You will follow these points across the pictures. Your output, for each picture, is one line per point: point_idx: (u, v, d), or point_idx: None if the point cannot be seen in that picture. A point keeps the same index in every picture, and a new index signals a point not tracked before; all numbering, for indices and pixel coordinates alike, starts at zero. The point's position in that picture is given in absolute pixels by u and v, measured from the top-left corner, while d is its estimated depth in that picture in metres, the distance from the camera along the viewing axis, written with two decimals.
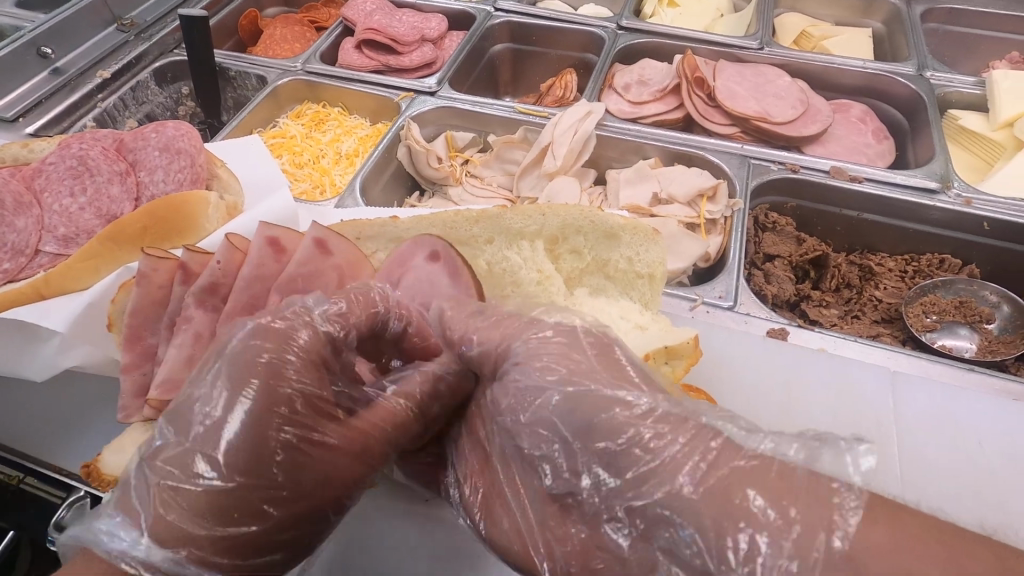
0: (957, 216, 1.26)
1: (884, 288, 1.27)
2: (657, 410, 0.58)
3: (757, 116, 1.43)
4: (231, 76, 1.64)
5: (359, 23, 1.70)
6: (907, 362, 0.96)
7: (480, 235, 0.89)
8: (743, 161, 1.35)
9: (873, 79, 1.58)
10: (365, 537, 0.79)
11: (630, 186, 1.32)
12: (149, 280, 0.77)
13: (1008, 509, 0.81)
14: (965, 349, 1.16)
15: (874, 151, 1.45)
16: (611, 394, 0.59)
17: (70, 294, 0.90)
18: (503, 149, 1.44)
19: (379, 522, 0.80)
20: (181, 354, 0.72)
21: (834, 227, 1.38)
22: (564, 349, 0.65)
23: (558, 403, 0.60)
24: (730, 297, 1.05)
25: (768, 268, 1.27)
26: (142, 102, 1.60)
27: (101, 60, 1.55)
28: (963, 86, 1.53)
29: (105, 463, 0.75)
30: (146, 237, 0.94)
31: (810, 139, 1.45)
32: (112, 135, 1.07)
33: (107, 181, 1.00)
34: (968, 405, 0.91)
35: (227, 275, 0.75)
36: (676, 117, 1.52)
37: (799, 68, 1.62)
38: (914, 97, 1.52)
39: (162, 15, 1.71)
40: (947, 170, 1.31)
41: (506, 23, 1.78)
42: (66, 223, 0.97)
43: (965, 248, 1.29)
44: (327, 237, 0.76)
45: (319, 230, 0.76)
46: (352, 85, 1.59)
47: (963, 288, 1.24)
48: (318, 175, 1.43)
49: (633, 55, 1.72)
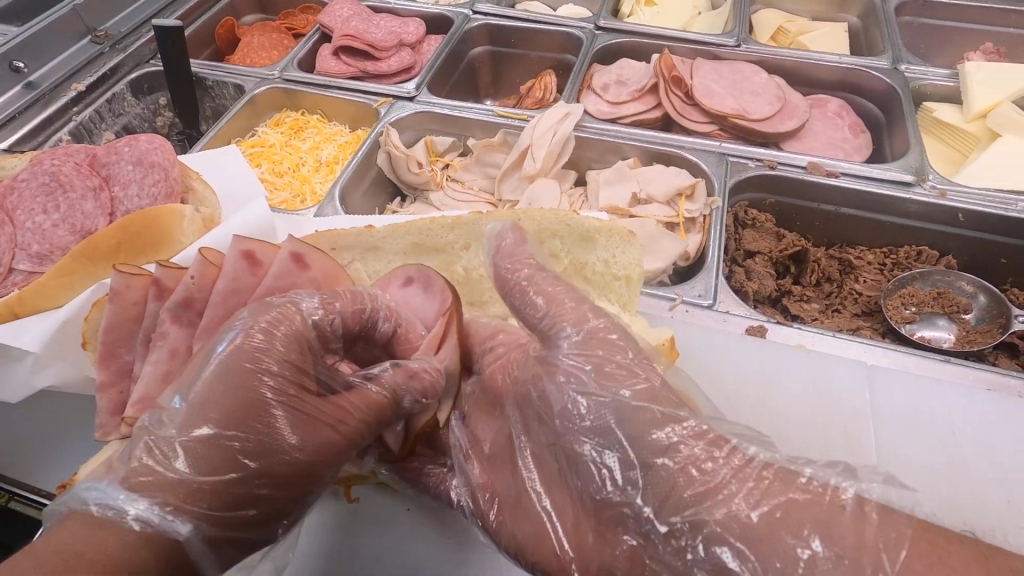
0: (933, 209, 1.28)
1: (863, 281, 1.28)
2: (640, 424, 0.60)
3: (735, 113, 1.43)
4: (209, 86, 1.63)
5: (336, 30, 1.69)
6: (884, 354, 0.97)
7: (456, 242, 0.89)
8: (721, 158, 1.36)
9: (849, 74, 1.59)
10: (372, 542, 0.81)
11: (609, 187, 1.33)
12: (121, 297, 0.77)
13: (982, 500, 0.83)
14: (944, 340, 1.17)
15: (851, 145, 1.46)
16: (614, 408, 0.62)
17: (44, 312, 0.89)
18: (482, 153, 1.45)
19: (383, 525, 0.82)
20: (158, 371, 0.72)
21: (813, 222, 1.39)
22: (553, 373, 0.66)
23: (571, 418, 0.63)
24: (709, 295, 1.06)
25: (748, 265, 1.27)
26: (118, 114, 1.59)
27: (75, 73, 1.53)
28: (937, 78, 1.55)
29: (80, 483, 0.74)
30: (121, 253, 0.94)
31: (788, 135, 1.46)
32: (85, 150, 1.07)
33: (81, 197, 0.99)
34: (937, 393, 0.92)
35: (202, 290, 0.74)
36: (655, 117, 1.52)
37: (776, 64, 1.63)
38: (889, 91, 1.54)
39: (136, 25, 1.69)
40: (923, 163, 1.33)
41: (484, 26, 1.79)
42: (40, 240, 0.96)
43: (943, 240, 1.31)
44: (304, 251, 0.76)
45: (295, 243, 0.76)
46: (330, 92, 1.58)
47: (939, 279, 1.25)
48: (298, 184, 1.43)
49: (611, 55, 1.73)
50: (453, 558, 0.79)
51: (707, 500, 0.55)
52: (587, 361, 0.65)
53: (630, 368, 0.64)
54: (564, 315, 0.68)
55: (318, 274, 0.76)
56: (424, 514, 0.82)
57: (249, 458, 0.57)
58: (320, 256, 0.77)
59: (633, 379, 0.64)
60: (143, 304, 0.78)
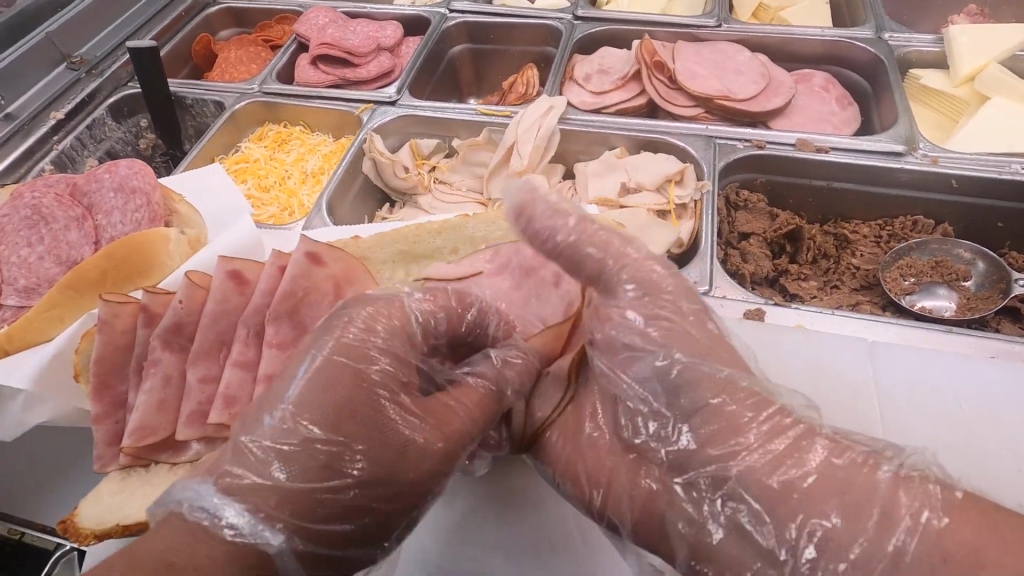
0: (926, 176, 1.26)
1: (860, 255, 1.28)
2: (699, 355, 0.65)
3: (720, 95, 1.42)
4: (189, 104, 1.61)
5: (313, 38, 1.67)
6: (884, 330, 0.96)
7: (444, 246, 0.90)
8: (708, 141, 1.34)
9: (833, 46, 1.57)
10: (450, 551, 0.81)
11: (598, 178, 1.30)
12: (111, 327, 0.78)
13: (988, 469, 0.82)
14: (944, 309, 1.17)
15: (839, 118, 1.44)
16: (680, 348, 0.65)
17: (34, 347, 0.88)
18: (468, 153, 1.44)
19: (460, 531, 0.82)
20: (154, 397, 0.76)
21: (805, 199, 1.37)
22: (611, 302, 0.71)
23: (666, 357, 0.65)
24: (706, 282, 1.05)
25: (743, 247, 1.27)
26: (100, 139, 1.58)
27: (52, 101, 1.52)
28: (922, 44, 1.53)
29: (83, 517, 0.77)
30: (108, 280, 0.93)
31: (775, 113, 1.45)
32: (66, 179, 1.06)
33: (64, 228, 0.98)
34: (940, 364, 0.91)
35: (191, 314, 0.79)
36: (641, 104, 1.50)
37: (758, 41, 1.61)
38: (873, 61, 1.52)
39: (112, 48, 1.67)
40: (912, 131, 1.31)
41: (462, 24, 1.76)
42: (26, 274, 0.95)
43: (938, 208, 1.29)
44: (320, 251, 0.81)
45: (309, 245, 0.81)
46: (311, 102, 1.56)
47: (936, 248, 1.24)
48: (285, 198, 1.42)
49: (592, 44, 1.71)
50: (532, 551, 0.80)
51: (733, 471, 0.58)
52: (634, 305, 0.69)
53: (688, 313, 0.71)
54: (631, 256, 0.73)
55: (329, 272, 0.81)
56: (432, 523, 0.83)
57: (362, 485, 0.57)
58: (333, 249, 0.83)
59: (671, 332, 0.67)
60: (133, 331, 0.80)
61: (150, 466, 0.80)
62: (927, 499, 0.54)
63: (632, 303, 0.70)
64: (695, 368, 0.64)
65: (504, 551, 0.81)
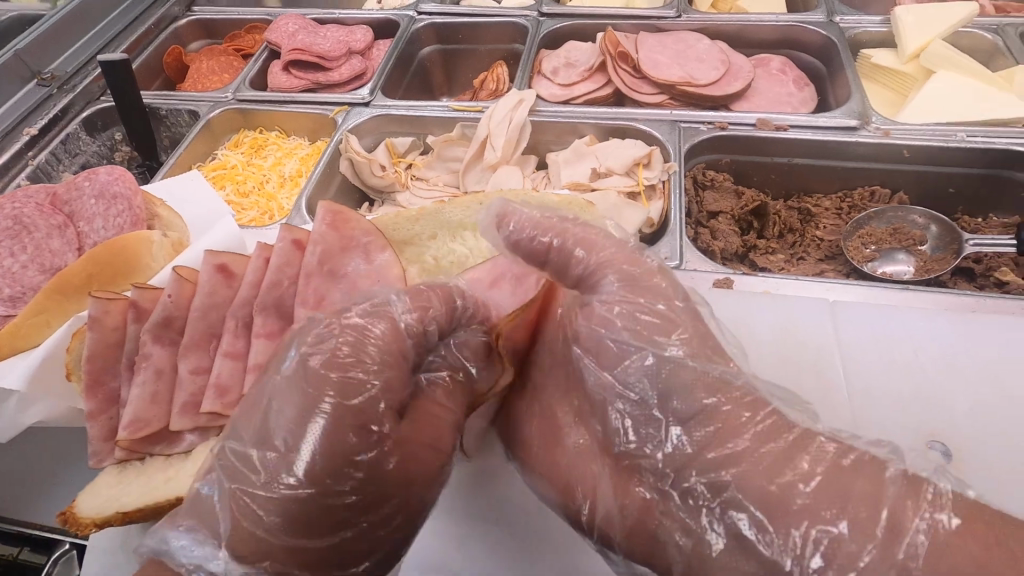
0: (879, 148, 1.33)
1: (824, 227, 1.34)
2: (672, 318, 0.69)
3: (683, 81, 1.47)
4: (163, 115, 1.62)
5: (284, 45, 1.69)
6: (844, 291, 1.01)
7: (422, 233, 0.93)
8: (673, 125, 1.39)
9: (788, 31, 1.63)
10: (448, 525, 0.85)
11: (570, 166, 1.34)
12: (100, 324, 0.80)
13: (944, 410, 0.87)
14: (904, 272, 1.24)
15: (797, 99, 1.51)
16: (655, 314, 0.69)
17: (25, 351, 0.89)
18: (443, 149, 1.47)
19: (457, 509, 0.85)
20: (147, 391, 0.78)
21: (769, 177, 1.43)
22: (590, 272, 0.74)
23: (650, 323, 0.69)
24: (676, 257, 1.10)
25: (713, 225, 1.33)
26: (75, 153, 1.59)
27: (24, 116, 1.52)
28: (870, 25, 1.61)
29: (82, 508, 0.78)
30: (93, 284, 0.94)
31: (736, 96, 1.51)
32: (45, 190, 1.07)
33: (46, 235, 1.00)
34: (898, 319, 0.97)
35: (180, 308, 0.82)
36: (607, 93, 1.54)
37: (717, 29, 1.67)
38: (826, 43, 1.59)
39: (82, 62, 1.67)
40: (865, 107, 1.38)
41: (430, 26, 1.80)
42: (10, 283, 0.96)
43: (892, 178, 1.36)
44: (304, 240, 0.86)
45: (294, 233, 0.86)
46: (286, 106, 1.58)
47: (892, 216, 1.31)
48: (265, 202, 1.45)
49: (558, 40, 1.76)
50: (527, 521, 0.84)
51: (738, 468, 0.62)
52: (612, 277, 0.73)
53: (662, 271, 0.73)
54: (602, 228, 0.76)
55: (311, 260, 0.83)
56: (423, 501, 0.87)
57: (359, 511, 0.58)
58: (315, 235, 0.86)
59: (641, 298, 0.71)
60: (122, 329, 0.82)
61: (146, 458, 0.82)
62: (913, 496, 0.58)
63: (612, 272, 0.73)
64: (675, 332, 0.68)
65: (490, 537, 0.84)
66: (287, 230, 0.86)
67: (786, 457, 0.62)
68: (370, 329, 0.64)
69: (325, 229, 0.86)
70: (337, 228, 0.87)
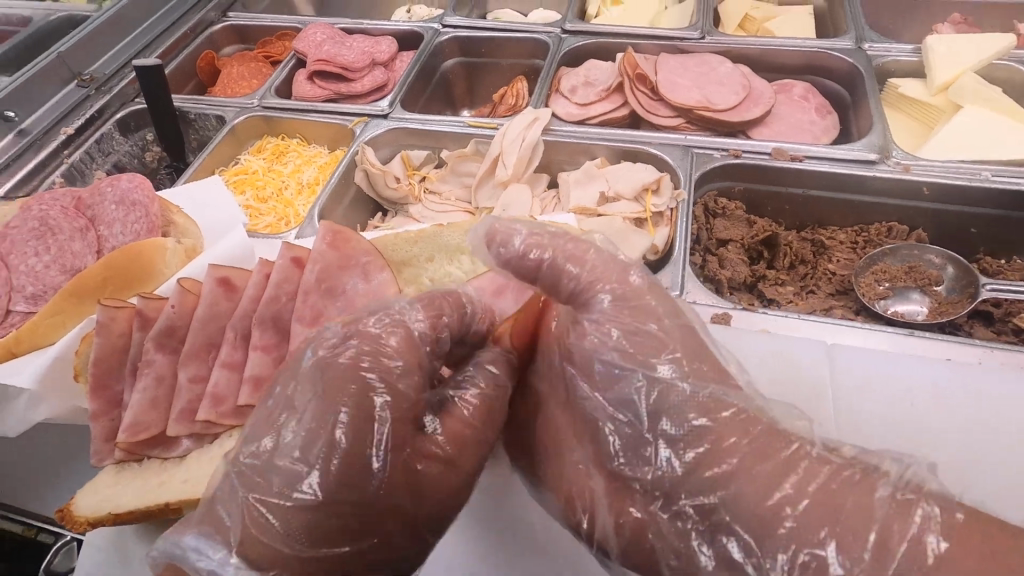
0: (898, 184, 1.29)
1: (836, 261, 1.31)
2: (654, 362, 0.68)
3: (700, 106, 1.46)
4: (191, 118, 1.68)
5: (310, 54, 1.73)
6: (845, 333, 0.99)
7: (420, 254, 0.95)
8: (686, 151, 1.38)
9: (813, 56, 1.60)
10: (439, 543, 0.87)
11: (580, 187, 1.34)
12: (107, 330, 0.84)
13: (938, 465, 0.85)
14: (917, 313, 1.20)
15: (818, 128, 1.48)
16: (635, 356, 0.69)
17: (41, 349, 0.95)
18: (457, 164, 1.49)
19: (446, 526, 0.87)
20: (147, 396, 0.82)
21: (783, 206, 1.41)
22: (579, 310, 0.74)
23: (633, 368, 0.69)
24: (677, 287, 1.10)
25: (721, 254, 1.31)
26: (108, 152, 1.66)
27: (64, 116, 1.61)
28: (901, 54, 1.57)
29: (79, 506, 0.82)
30: (108, 288, 0.99)
31: (755, 122, 1.49)
32: (70, 193, 1.13)
33: (69, 238, 1.06)
34: (897, 364, 0.94)
35: (183, 318, 0.85)
36: (623, 115, 1.54)
37: (741, 53, 1.65)
38: (852, 70, 1.55)
39: (120, 65, 1.75)
40: (886, 140, 1.34)
41: (454, 39, 1.82)
42: (33, 282, 1.02)
43: (910, 214, 1.33)
44: (304, 257, 0.89)
45: (294, 251, 0.88)
46: (308, 115, 1.63)
47: (908, 254, 1.28)
48: (282, 208, 1.49)
49: (580, 57, 1.76)
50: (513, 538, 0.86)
51: (724, 496, 0.62)
52: (600, 318, 0.72)
53: (650, 313, 0.72)
54: (593, 267, 0.74)
55: (309, 278, 0.86)
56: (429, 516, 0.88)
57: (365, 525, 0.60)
58: (315, 254, 0.88)
59: (625, 339, 0.70)
60: (128, 335, 0.86)
61: (143, 460, 0.85)
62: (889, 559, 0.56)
63: (598, 310, 0.72)
64: (658, 377, 0.67)
65: (493, 557, 0.85)
66: (289, 248, 0.89)
67: (775, 475, 0.62)
68: (382, 343, 0.66)
69: (324, 248, 0.89)
70: (337, 247, 0.89)
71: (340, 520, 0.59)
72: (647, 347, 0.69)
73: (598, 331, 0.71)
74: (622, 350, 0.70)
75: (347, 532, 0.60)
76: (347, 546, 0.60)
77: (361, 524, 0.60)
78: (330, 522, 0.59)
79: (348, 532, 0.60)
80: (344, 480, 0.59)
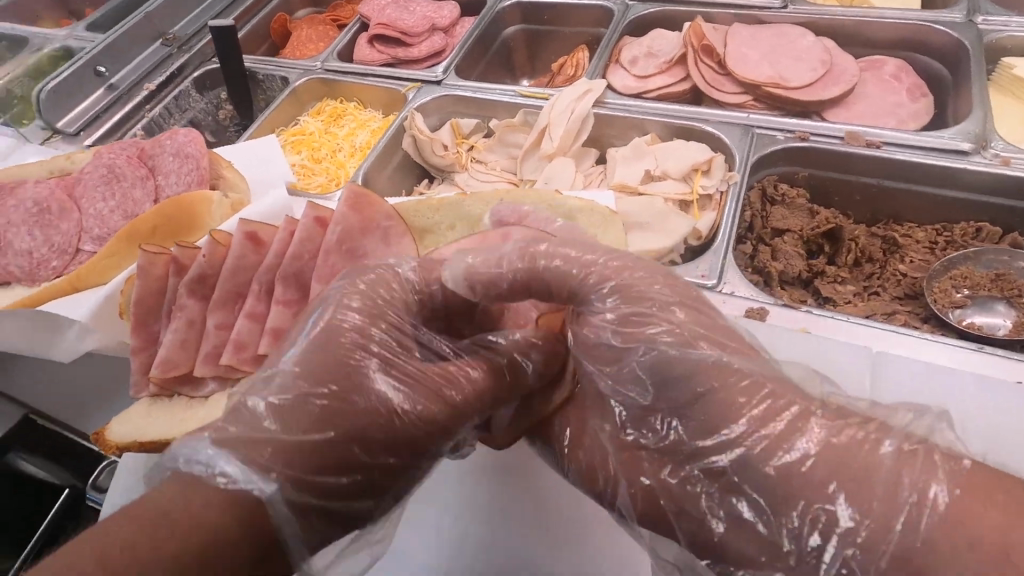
0: (992, 179, 1.14)
1: (909, 262, 1.18)
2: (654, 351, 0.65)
3: (770, 82, 1.34)
4: (260, 79, 1.75)
5: (373, 18, 1.75)
6: (899, 342, 0.89)
7: (443, 223, 0.95)
8: (746, 130, 1.28)
9: (912, 30, 1.42)
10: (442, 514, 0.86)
11: (626, 164, 1.28)
12: (147, 273, 0.90)
13: None
14: (999, 326, 1.05)
15: (906, 111, 1.32)
16: (635, 344, 0.66)
17: (98, 286, 1.03)
18: (505, 134, 1.47)
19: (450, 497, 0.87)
20: (178, 337, 0.87)
21: (853, 197, 1.28)
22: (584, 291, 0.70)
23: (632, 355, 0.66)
24: (714, 276, 1.03)
25: (775, 244, 1.21)
26: (185, 109, 1.76)
27: (148, 73, 1.73)
28: (1020, 29, 1.36)
29: (115, 432, 0.90)
30: (158, 235, 1.05)
31: (832, 102, 1.35)
32: (135, 143, 1.21)
33: (131, 185, 1.14)
34: (949, 379, 0.84)
35: (213, 267, 0.90)
36: (684, 89, 1.45)
37: (827, 24, 1.49)
38: (957, 47, 1.36)
39: (201, 26, 1.86)
40: (985, 128, 1.18)
41: (516, 5, 1.77)
42: (100, 224, 1.12)
43: (1004, 215, 1.17)
44: (327, 217, 0.91)
45: (318, 210, 0.90)
46: (366, 79, 1.65)
47: (995, 259, 1.13)
48: (333, 169, 1.53)
49: (646, 26, 1.66)
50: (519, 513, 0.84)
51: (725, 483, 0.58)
52: (605, 300, 0.68)
53: (660, 299, 0.68)
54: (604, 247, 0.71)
55: (330, 238, 0.87)
56: (449, 517, 0.85)
57: (335, 421, 0.63)
58: (337, 215, 0.89)
59: (628, 324, 0.67)
60: (165, 279, 0.92)
61: (173, 397, 0.92)
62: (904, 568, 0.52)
63: (604, 292, 0.69)
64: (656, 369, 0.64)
65: (498, 533, 0.84)
66: (315, 207, 0.91)
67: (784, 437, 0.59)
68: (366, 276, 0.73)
69: (347, 209, 0.90)
70: (360, 209, 0.90)
71: (313, 410, 0.63)
72: (650, 337, 0.66)
73: (602, 314, 0.68)
74: (623, 336, 0.67)
75: (320, 424, 0.63)
76: (318, 441, 0.63)
77: (331, 417, 0.63)
78: (304, 412, 0.63)
79: (321, 424, 0.63)
80: (319, 373, 0.65)
